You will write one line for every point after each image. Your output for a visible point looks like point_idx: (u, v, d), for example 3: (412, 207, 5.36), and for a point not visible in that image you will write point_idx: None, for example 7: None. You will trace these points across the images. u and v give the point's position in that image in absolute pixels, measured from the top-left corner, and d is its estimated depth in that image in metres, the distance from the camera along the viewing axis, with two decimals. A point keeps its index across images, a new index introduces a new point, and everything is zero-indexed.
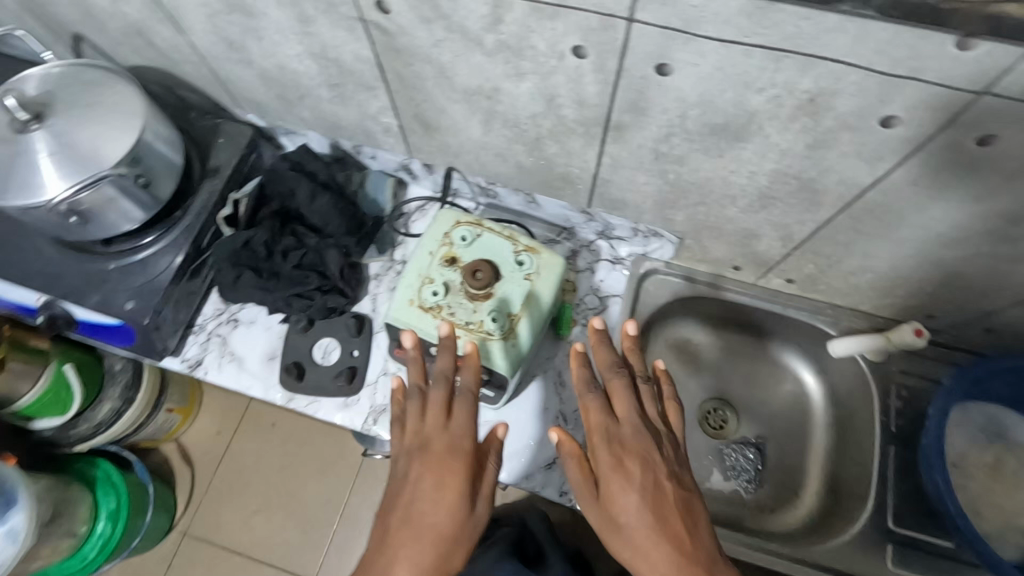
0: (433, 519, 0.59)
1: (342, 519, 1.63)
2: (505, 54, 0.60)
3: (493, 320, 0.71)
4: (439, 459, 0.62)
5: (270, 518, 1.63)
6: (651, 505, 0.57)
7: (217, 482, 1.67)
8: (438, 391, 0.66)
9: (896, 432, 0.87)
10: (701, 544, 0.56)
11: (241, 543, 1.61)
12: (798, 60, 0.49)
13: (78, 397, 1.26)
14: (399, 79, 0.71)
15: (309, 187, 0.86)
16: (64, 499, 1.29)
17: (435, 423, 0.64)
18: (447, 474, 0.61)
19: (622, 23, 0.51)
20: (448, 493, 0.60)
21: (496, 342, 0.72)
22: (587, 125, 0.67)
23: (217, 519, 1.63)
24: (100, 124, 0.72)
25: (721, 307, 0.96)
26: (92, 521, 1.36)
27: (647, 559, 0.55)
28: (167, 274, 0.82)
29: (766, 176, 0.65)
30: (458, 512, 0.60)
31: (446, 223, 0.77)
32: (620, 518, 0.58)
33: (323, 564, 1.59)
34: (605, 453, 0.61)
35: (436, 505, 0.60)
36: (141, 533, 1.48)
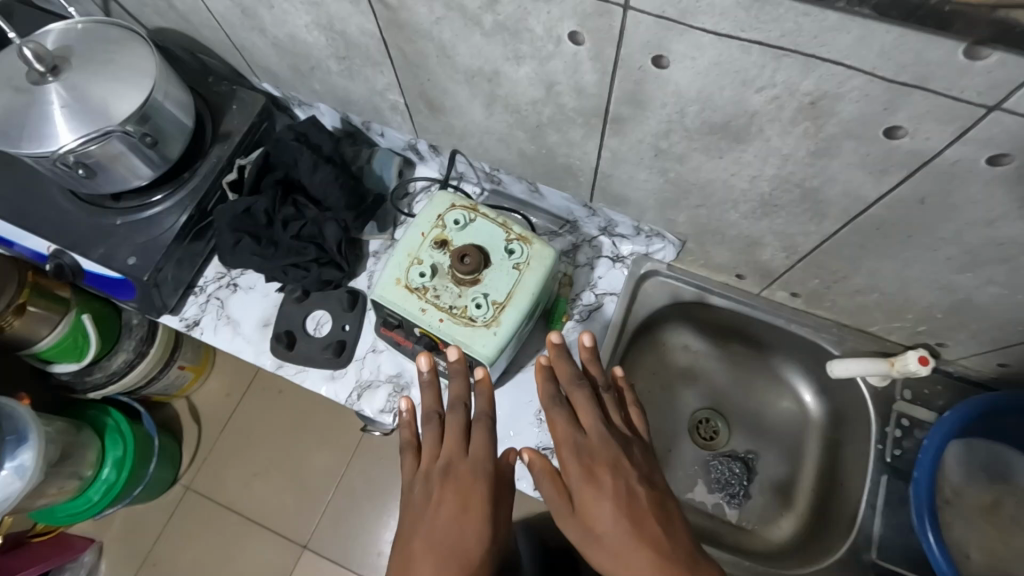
0: (460, 542, 0.59)
1: (337, 489, 1.66)
2: (503, 36, 0.58)
3: (477, 307, 0.71)
4: (463, 483, 0.62)
5: (268, 481, 1.67)
6: (624, 509, 0.58)
7: (222, 442, 1.72)
8: (456, 416, 0.68)
9: (890, 462, 0.82)
10: (677, 543, 0.57)
11: (239, 502, 1.66)
12: (798, 59, 0.46)
13: (95, 345, 1.31)
14: (403, 56, 0.70)
15: (310, 159, 0.85)
16: (74, 442, 1.35)
17: (454, 447, 0.66)
18: (469, 495, 0.61)
19: (617, 10, 0.49)
20: (472, 513, 0.60)
21: (477, 329, 0.71)
22: (586, 115, 0.65)
23: (217, 476, 1.68)
24: (113, 80, 0.73)
25: (721, 317, 0.94)
26: (98, 466, 1.42)
27: (627, 564, 0.56)
28: (170, 233, 0.83)
29: (768, 182, 0.63)
30: (483, 534, 0.60)
31: (441, 205, 0.76)
32: (596, 527, 0.59)
33: (315, 530, 1.62)
34: (575, 465, 0.63)
35: (461, 528, 0.59)
36: (144, 483, 1.54)
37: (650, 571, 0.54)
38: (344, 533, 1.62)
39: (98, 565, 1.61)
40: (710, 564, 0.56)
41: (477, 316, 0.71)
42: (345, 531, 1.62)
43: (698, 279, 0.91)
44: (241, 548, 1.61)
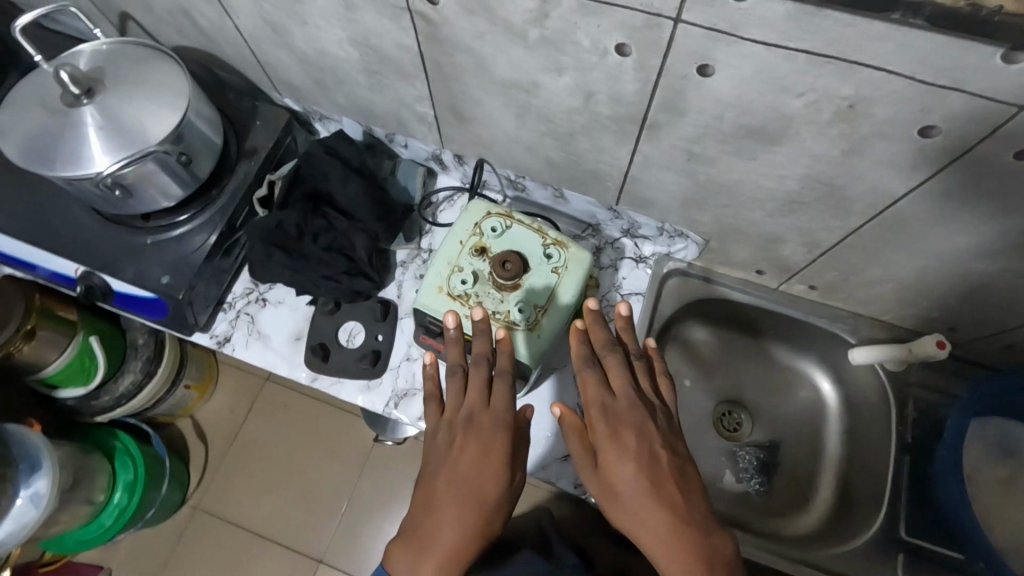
0: (479, 488, 0.62)
1: (350, 501, 1.65)
2: (546, 49, 0.60)
3: (519, 311, 0.73)
4: (481, 433, 0.64)
5: (279, 496, 1.66)
6: (647, 475, 0.58)
7: (230, 459, 1.70)
8: (478, 373, 0.68)
9: (911, 442, 0.87)
10: (695, 511, 0.57)
11: (251, 520, 1.64)
12: (841, 66, 0.49)
13: (102, 368, 1.29)
14: (438, 69, 0.71)
15: (343, 171, 0.87)
16: (84, 466, 1.33)
17: (477, 399, 0.67)
18: (489, 446, 0.64)
19: (668, 23, 0.51)
20: (492, 463, 0.63)
21: (521, 332, 0.73)
22: (621, 123, 0.67)
23: (227, 495, 1.66)
24: (147, 101, 0.74)
25: (740, 311, 0.97)
26: (109, 491, 1.40)
27: (644, 525, 0.57)
28: (202, 251, 0.84)
29: (798, 181, 0.66)
30: (499, 482, 0.63)
31: (476, 213, 0.78)
32: (618, 486, 0.59)
33: (330, 543, 1.62)
34: (601, 425, 0.62)
35: (479, 475, 0.63)
36: (156, 505, 1.51)
37: (664, 533, 0.56)
38: (359, 545, 1.61)
39: None
40: (724, 536, 0.57)
41: (520, 320, 0.73)
42: (360, 543, 1.62)
43: (719, 277, 0.95)
44: (254, 566, 1.60)
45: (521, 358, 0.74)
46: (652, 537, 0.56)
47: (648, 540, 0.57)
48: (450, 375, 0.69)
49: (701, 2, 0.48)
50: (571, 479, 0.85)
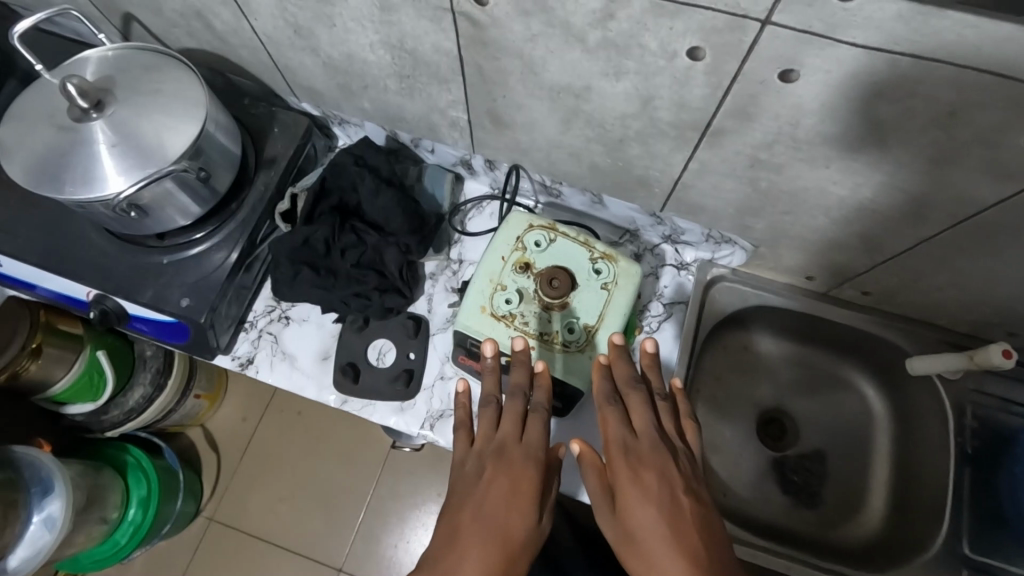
0: (505, 522, 0.53)
1: (369, 506, 1.62)
2: (608, 52, 0.55)
3: (569, 332, 0.69)
4: (512, 463, 0.57)
5: (296, 506, 1.62)
6: (668, 521, 0.51)
7: (243, 468, 1.66)
8: (512, 402, 0.63)
9: (970, 453, 0.83)
10: (721, 569, 0.49)
11: (267, 530, 1.60)
12: (951, 71, 0.44)
13: (111, 383, 1.23)
14: (479, 73, 0.66)
15: (373, 183, 0.81)
16: (98, 485, 1.29)
17: (508, 431, 0.61)
18: (522, 480, 0.56)
19: (754, 25, 0.46)
20: (522, 500, 0.55)
21: (570, 354, 0.69)
22: (682, 128, 0.62)
23: (243, 504, 1.63)
24: (161, 113, 0.68)
25: (786, 317, 0.93)
26: (123, 507, 1.36)
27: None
28: (223, 270, 0.78)
29: (873, 189, 0.61)
30: (528, 521, 0.54)
31: (518, 226, 0.73)
32: (635, 530, 0.52)
33: (350, 550, 1.58)
34: (620, 462, 0.56)
35: (506, 509, 0.54)
36: (171, 519, 1.49)
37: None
38: (379, 553, 1.58)
39: None
40: None
41: (570, 341, 0.69)
42: (380, 551, 1.58)
43: (765, 284, 0.91)
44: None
45: (570, 381, 0.70)
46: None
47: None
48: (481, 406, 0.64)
49: (798, 2, 0.43)
50: None
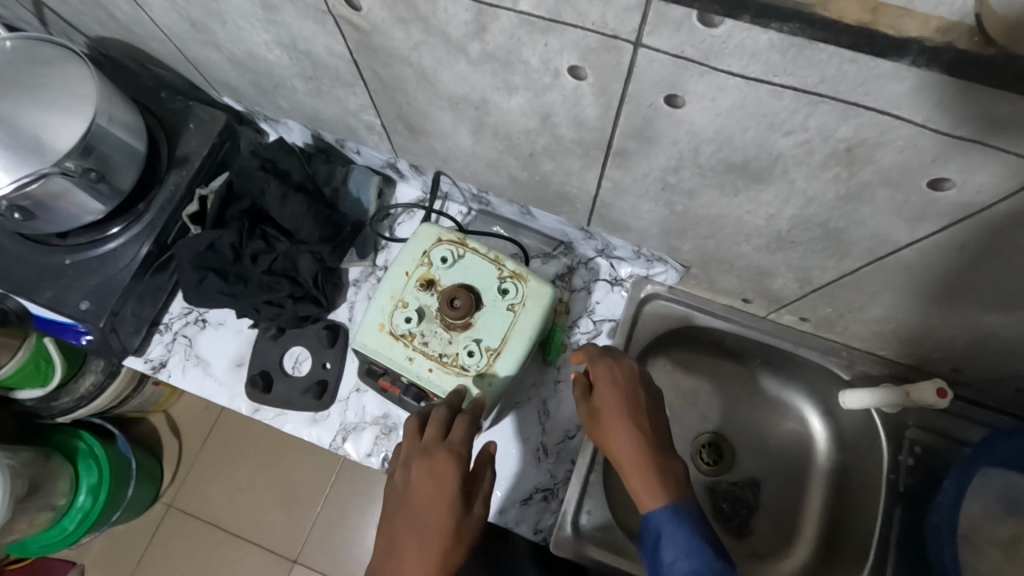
0: (432, 523, 0.56)
1: (326, 500, 1.60)
2: (493, 66, 0.51)
3: (470, 355, 0.65)
4: (436, 466, 0.59)
5: (253, 496, 1.61)
6: (631, 408, 0.66)
7: (206, 456, 1.65)
8: (438, 408, 0.62)
9: (903, 491, 0.79)
10: (662, 443, 0.64)
11: (224, 519, 1.60)
12: (838, 106, 0.40)
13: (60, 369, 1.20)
14: (378, 79, 0.62)
15: (278, 189, 0.75)
16: (42, 473, 1.27)
17: (433, 438, 0.60)
18: (445, 483, 0.58)
19: (627, 47, 0.42)
20: (447, 497, 0.57)
21: (470, 379, 0.65)
22: (586, 147, 0.58)
23: (203, 492, 1.62)
24: (43, 110, 0.64)
25: (724, 338, 0.89)
26: (71, 493, 1.33)
27: (623, 449, 0.63)
28: (127, 271, 0.75)
29: (787, 220, 0.57)
30: (452, 517, 0.57)
31: (426, 239, 0.69)
32: (604, 412, 0.66)
33: (305, 543, 1.57)
34: (601, 368, 0.69)
35: (433, 511, 0.57)
36: (122, 506, 1.45)
37: (635, 454, 0.62)
38: (333, 544, 1.57)
39: None
40: (680, 468, 0.63)
41: (469, 366, 0.65)
42: (335, 543, 1.57)
43: (702, 304, 0.87)
44: (227, 566, 1.56)
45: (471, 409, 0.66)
46: (628, 459, 0.62)
47: (625, 463, 0.62)
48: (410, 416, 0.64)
49: (663, 25, 0.39)
50: (531, 524, 0.79)
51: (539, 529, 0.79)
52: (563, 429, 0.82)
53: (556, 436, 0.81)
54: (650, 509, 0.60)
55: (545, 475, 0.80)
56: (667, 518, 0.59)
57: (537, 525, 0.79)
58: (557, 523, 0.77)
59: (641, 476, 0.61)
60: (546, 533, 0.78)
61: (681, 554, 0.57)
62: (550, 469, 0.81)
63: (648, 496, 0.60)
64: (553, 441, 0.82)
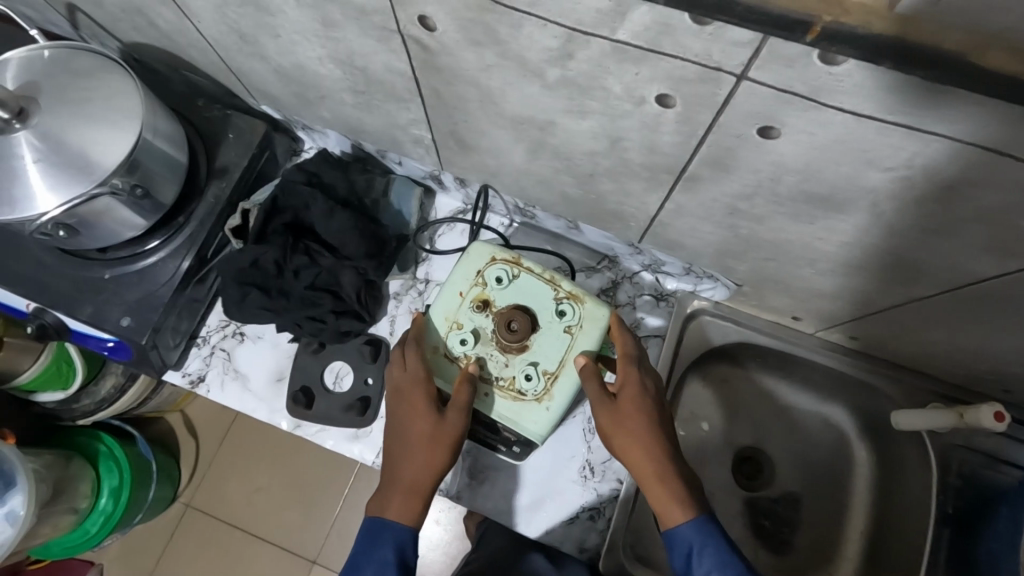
0: (412, 435, 0.65)
1: (347, 501, 1.45)
2: (569, 91, 0.49)
3: (528, 379, 0.64)
4: (404, 396, 0.66)
5: (272, 495, 1.46)
6: (656, 417, 0.63)
7: (222, 453, 1.49)
8: (395, 353, 0.69)
9: (950, 512, 0.77)
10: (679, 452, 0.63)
11: (243, 518, 1.45)
12: (950, 146, 0.38)
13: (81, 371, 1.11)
14: (436, 96, 0.59)
15: (326, 204, 0.75)
16: (63, 476, 1.14)
17: (398, 377, 0.67)
18: (414, 407, 0.65)
19: (728, 79, 0.40)
20: (418, 416, 0.65)
21: (527, 404, 0.64)
22: (654, 171, 0.56)
23: (220, 490, 1.47)
24: (90, 125, 0.62)
25: (767, 353, 0.88)
26: (93, 495, 1.21)
27: (648, 458, 0.61)
28: (169, 287, 0.74)
29: (860, 250, 0.56)
30: (426, 427, 0.64)
31: (479, 259, 0.67)
32: (629, 419, 0.62)
33: (323, 546, 1.42)
34: (627, 374, 0.64)
35: (410, 429, 0.65)
36: (144, 507, 1.33)
37: (659, 465, 0.61)
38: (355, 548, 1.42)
39: None
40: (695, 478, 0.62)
41: (526, 391, 0.64)
42: (356, 546, 1.42)
43: (749, 321, 0.85)
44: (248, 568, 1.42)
45: (526, 433, 0.64)
46: (653, 468, 0.61)
47: (649, 473, 0.61)
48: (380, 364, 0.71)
49: (776, 61, 0.37)
50: (577, 543, 0.78)
51: (585, 549, 0.77)
52: (607, 447, 0.81)
53: (601, 454, 0.80)
54: (677, 522, 0.58)
55: (591, 494, 0.79)
56: (694, 532, 0.58)
57: (583, 545, 0.78)
58: (605, 542, 0.75)
59: (666, 487, 0.60)
60: (592, 553, 0.77)
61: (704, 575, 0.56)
62: (596, 488, 0.80)
63: (675, 508, 0.59)
64: (598, 459, 0.81)
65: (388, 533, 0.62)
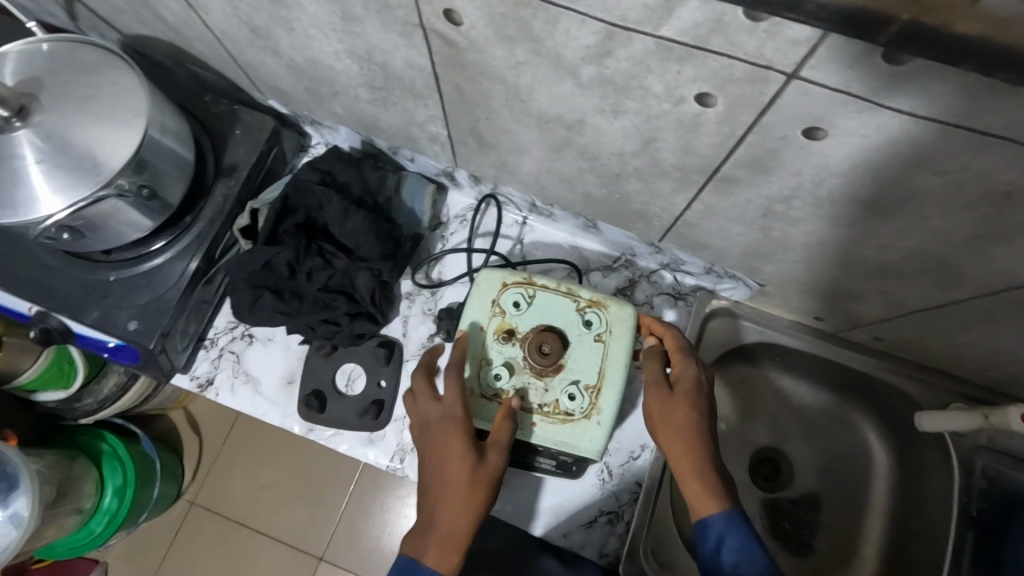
0: (449, 475, 0.58)
1: (354, 493, 1.33)
2: (604, 89, 0.46)
3: (571, 398, 0.63)
4: (438, 430, 0.61)
5: (279, 492, 1.34)
6: (706, 413, 0.61)
7: (226, 452, 1.37)
8: (421, 383, 0.65)
9: (975, 515, 0.76)
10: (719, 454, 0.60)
11: (251, 516, 1.33)
12: (1014, 151, 0.36)
13: (83, 370, 1.06)
14: (458, 92, 0.57)
15: (340, 205, 0.73)
16: (66, 478, 1.07)
17: (432, 410, 0.63)
18: (449, 446, 0.59)
19: (779, 79, 0.38)
20: (453, 452, 0.59)
21: (578, 423, 0.63)
22: (686, 172, 0.54)
23: (226, 487, 1.35)
24: (94, 123, 0.59)
25: (785, 353, 0.87)
26: (98, 494, 1.13)
27: (694, 451, 0.58)
28: (177, 289, 0.71)
29: (898, 253, 0.54)
30: (462, 466, 0.58)
31: (491, 286, 0.66)
32: (679, 411, 0.60)
33: (330, 543, 1.31)
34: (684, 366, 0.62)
35: (444, 468, 0.59)
36: (150, 505, 1.24)
37: (704, 459, 0.58)
38: (362, 546, 1.30)
39: None
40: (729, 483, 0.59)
41: (573, 410, 0.63)
42: (365, 540, 1.31)
43: (769, 320, 0.83)
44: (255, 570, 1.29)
45: (584, 453, 0.63)
46: (698, 462, 0.58)
47: (692, 464, 0.58)
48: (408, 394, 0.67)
49: (834, 60, 0.35)
50: (596, 547, 0.76)
51: (604, 554, 0.76)
52: (626, 449, 0.79)
53: (620, 457, 0.78)
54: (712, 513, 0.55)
55: (610, 498, 0.77)
56: (728, 524, 0.54)
57: (602, 549, 0.76)
58: (627, 547, 0.74)
59: (709, 480, 0.57)
60: (612, 559, 0.75)
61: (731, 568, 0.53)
62: (615, 492, 0.78)
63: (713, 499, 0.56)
64: (616, 462, 0.79)
65: None
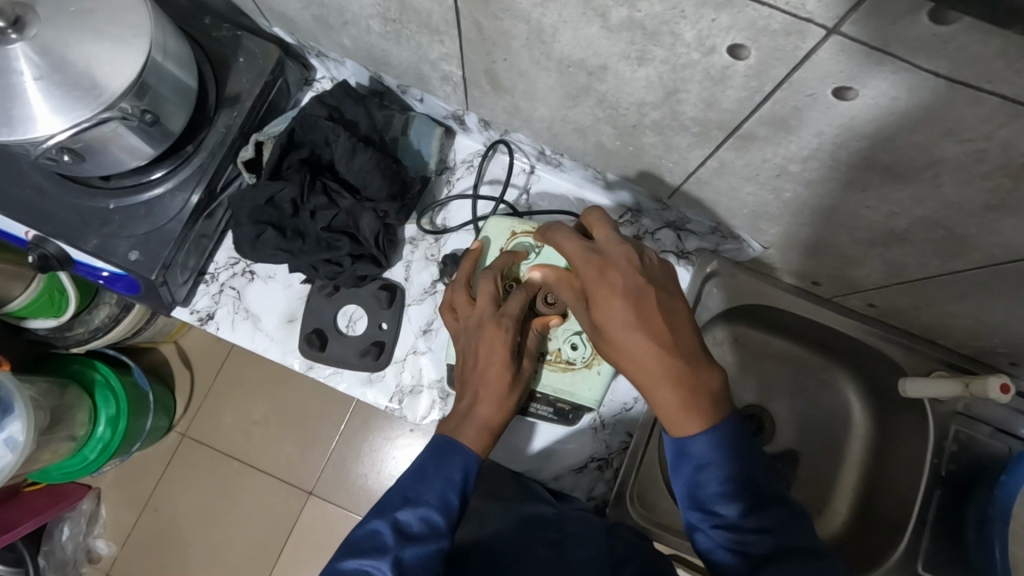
0: (493, 375, 0.59)
1: (344, 432, 1.34)
2: (632, 34, 0.45)
3: (573, 348, 0.69)
4: (491, 335, 0.60)
5: (270, 428, 1.35)
6: (634, 311, 0.51)
7: (217, 388, 1.38)
8: (488, 282, 0.64)
9: (944, 475, 0.79)
10: (682, 342, 0.51)
11: (240, 449, 1.34)
12: None
13: (74, 303, 1.04)
14: (478, 30, 0.55)
15: (348, 141, 0.70)
16: (61, 405, 1.05)
17: (486, 308, 0.63)
18: (493, 349, 0.60)
19: (817, 33, 0.37)
20: (502, 355, 0.60)
21: (578, 372, 0.69)
22: (705, 127, 0.54)
23: (218, 422, 1.36)
24: (93, 40, 0.56)
25: (776, 316, 0.89)
26: (91, 424, 1.12)
27: (640, 365, 0.51)
28: (178, 221, 0.70)
29: (907, 220, 0.54)
30: (508, 371, 0.60)
31: (501, 233, 0.71)
32: (607, 328, 0.52)
33: (320, 479, 1.33)
34: (586, 268, 0.55)
35: (488, 362, 0.60)
36: (143, 437, 1.24)
37: (657, 371, 0.50)
38: (350, 483, 1.32)
39: (100, 512, 1.34)
40: (711, 367, 0.51)
41: (574, 360, 0.69)
42: (351, 477, 1.32)
43: (766, 283, 0.84)
44: (245, 499, 1.32)
45: (583, 400, 0.69)
46: (646, 378, 0.51)
47: (645, 385, 0.51)
48: (457, 284, 0.67)
49: (877, 16, 0.34)
50: (584, 492, 0.79)
51: (592, 497, 0.79)
52: (619, 400, 0.80)
53: (612, 407, 0.79)
54: (680, 439, 0.51)
55: (600, 445, 0.79)
56: (709, 447, 0.50)
57: (590, 493, 0.79)
58: (614, 492, 0.76)
59: (667, 399, 0.50)
60: (598, 502, 0.78)
61: (706, 508, 0.50)
62: (606, 441, 0.79)
63: (680, 424, 0.50)
64: (610, 414, 0.80)
65: (457, 455, 0.56)
